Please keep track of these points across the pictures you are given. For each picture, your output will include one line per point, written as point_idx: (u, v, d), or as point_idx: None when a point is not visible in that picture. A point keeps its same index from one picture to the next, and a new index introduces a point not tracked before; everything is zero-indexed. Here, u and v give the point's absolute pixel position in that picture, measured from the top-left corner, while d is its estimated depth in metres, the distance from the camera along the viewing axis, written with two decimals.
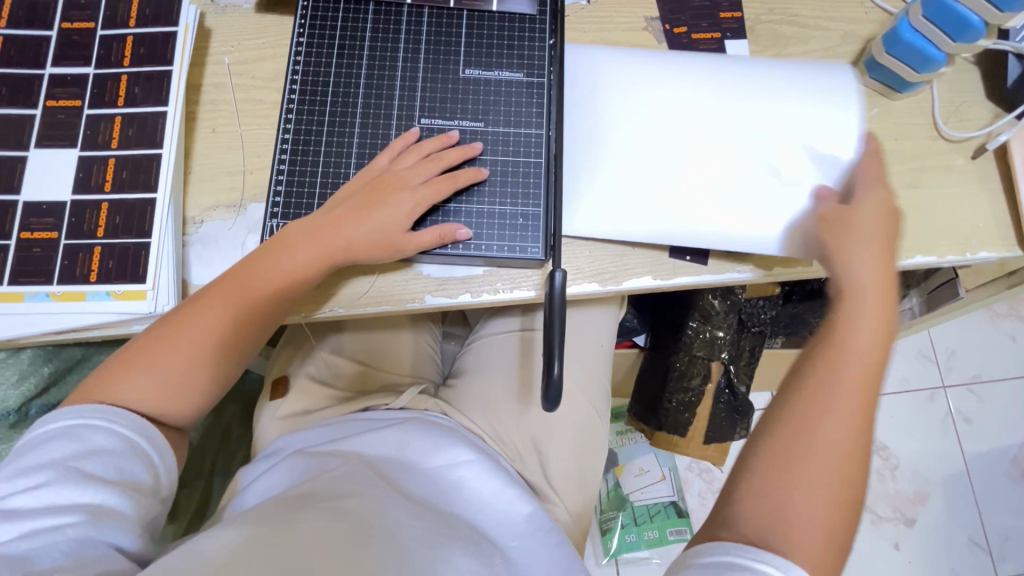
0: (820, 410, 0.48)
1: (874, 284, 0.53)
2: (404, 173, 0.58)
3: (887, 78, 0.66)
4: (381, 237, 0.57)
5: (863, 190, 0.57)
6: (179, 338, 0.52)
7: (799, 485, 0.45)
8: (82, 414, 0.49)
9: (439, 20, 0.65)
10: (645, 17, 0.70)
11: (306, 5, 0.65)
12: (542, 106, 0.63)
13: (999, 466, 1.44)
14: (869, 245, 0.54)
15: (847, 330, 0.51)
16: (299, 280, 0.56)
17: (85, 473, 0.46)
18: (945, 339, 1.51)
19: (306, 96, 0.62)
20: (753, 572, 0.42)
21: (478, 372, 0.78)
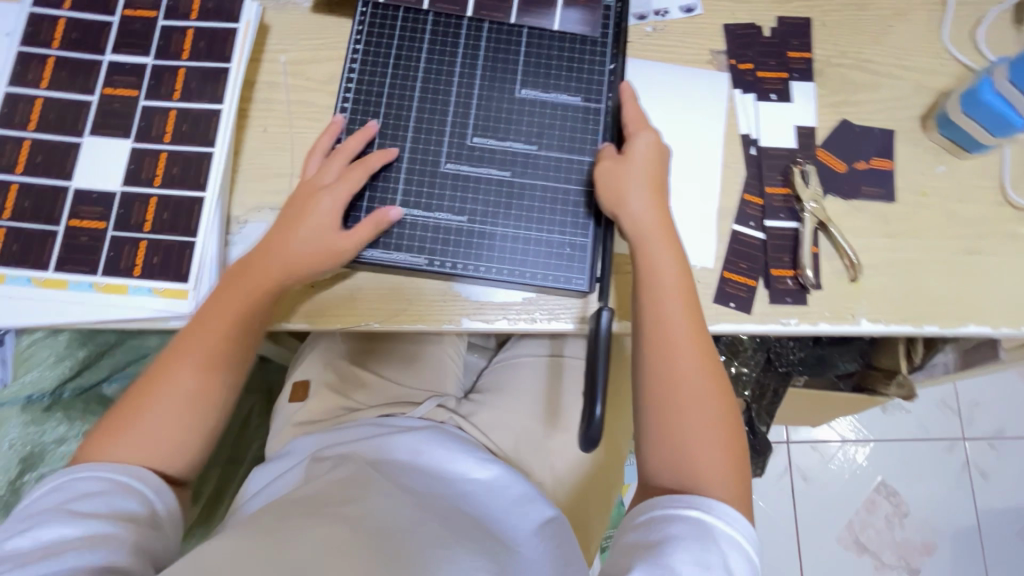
0: (665, 379, 0.53)
1: (656, 224, 0.56)
2: (318, 176, 0.58)
3: (958, 137, 0.64)
4: (324, 236, 0.55)
5: (631, 135, 0.59)
6: (163, 391, 0.52)
7: (686, 422, 0.52)
8: (72, 470, 0.48)
9: (499, 36, 0.63)
10: (710, 50, 0.68)
11: (366, 10, 0.63)
12: (597, 134, 0.62)
13: (1011, 525, 1.42)
14: (649, 193, 0.57)
15: (649, 296, 0.55)
16: (267, 289, 0.55)
17: (75, 512, 0.45)
18: (971, 391, 1.47)
19: (360, 105, 0.61)
20: (677, 517, 0.48)
21: (502, 392, 0.77)
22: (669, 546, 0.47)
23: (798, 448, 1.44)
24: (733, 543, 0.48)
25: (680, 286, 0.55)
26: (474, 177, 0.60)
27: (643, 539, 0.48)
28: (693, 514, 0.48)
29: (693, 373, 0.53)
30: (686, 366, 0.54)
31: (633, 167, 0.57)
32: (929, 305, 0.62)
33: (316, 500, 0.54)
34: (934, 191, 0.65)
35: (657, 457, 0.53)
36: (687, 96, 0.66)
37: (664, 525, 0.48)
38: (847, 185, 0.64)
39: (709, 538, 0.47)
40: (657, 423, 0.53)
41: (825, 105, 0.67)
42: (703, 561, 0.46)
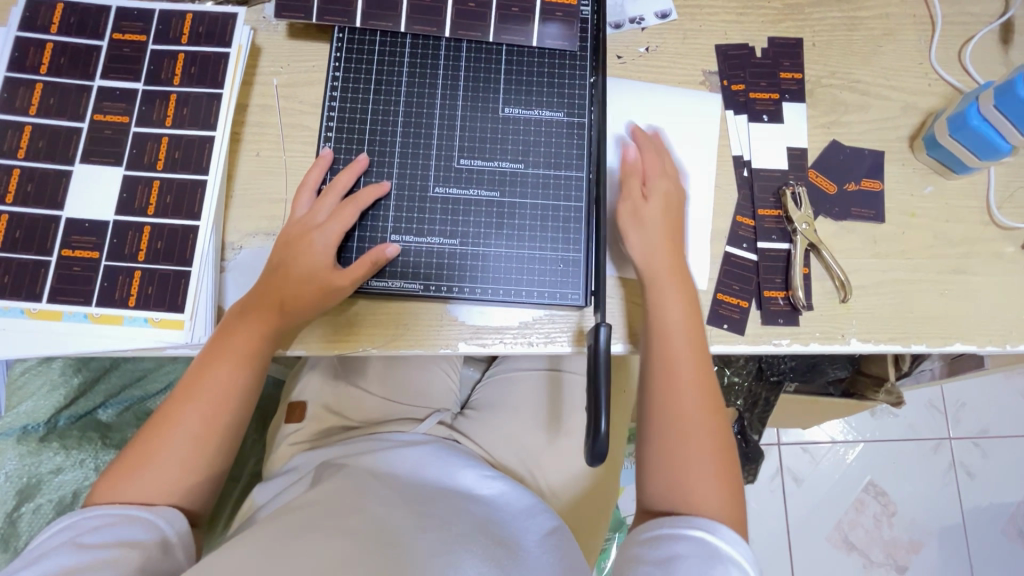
0: (668, 403, 0.56)
1: (665, 264, 0.58)
2: (310, 216, 0.57)
3: (946, 159, 0.65)
4: (320, 273, 0.55)
5: (650, 183, 0.61)
6: (171, 429, 0.52)
7: (686, 451, 0.54)
8: (72, 512, 0.48)
9: (478, 55, 0.62)
10: (703, 70, 0.68)
11: (341, 33, 0.62)
12: (583, 148, 0.61)
13: (996, 522, 1.45)
14: (662, 231, 0.59)
15: (654, 317, 0.58)
16: (272, 327, 0.55)
17: (84, 544, 0.46)
18: (956, 392, 1.50)
19: (344, 134, 0.60)
20: (683, 538, 0.50)
21: (500, 408, 0.78)
22: (674, 564, 0.48)
23: (789, 449, 1.47)
24: (737, 564, 0.49)
25: (685, 311, 0.58)
26: (464, 200, 0.59)
27: (648, 555, 0.50)
28: (697, 534, 0.50)
29: (696, 402, 0.56)
30: (690, 395, 0.56)
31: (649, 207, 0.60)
32: (917, 325, 0.64)
33: (319, 508, 0.54)
34: (922, 212, 0.66)
35: (654, 473, 0.55)
36: (681, 117, 0.66)
37: (669, 544, 0.50)
38: (837, 207, 0.65)
39: (713, 557, 0.49)
40: (660, 444, 0.55)
41: (815, 126, 0.67)
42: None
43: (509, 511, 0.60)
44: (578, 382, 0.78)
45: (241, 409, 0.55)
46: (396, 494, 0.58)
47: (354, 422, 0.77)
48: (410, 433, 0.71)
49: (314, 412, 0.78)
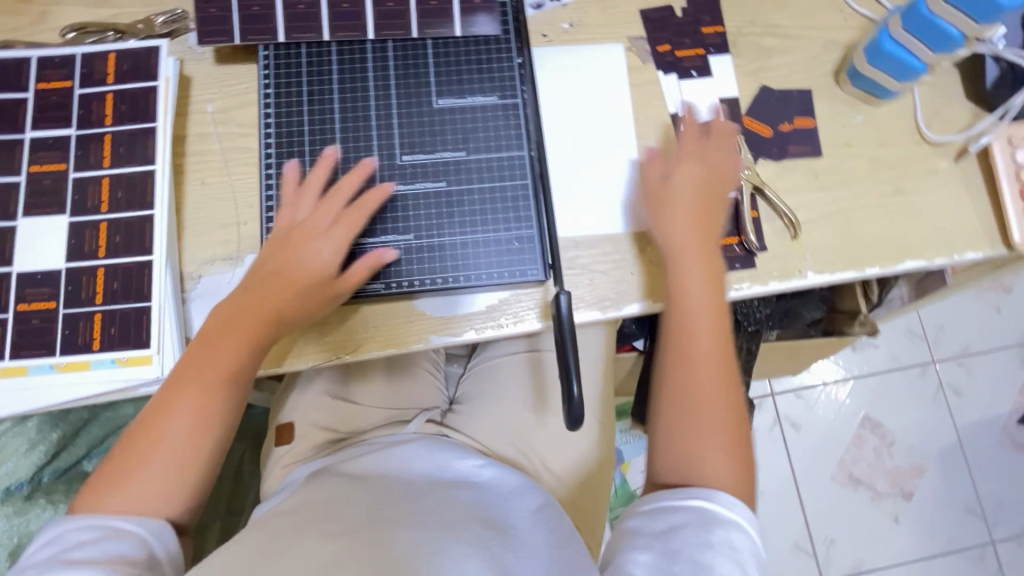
0: (680, 375, 0.56)
1: (682, 241, 0.59)
2: (309, 219, 0.57)
3: (870, 88, 0.67)
4: (315, 283, 0.56)
5: (677, 165, 0.63)
6: (153, 445, 0.51)
7: (696, 424, 0.55)
8: (65, 523, 0.48)
9: (405, 53, 0.63)
10: (628, 37, 0.69)
11: (267, 51, 0.62)
12: (521, 126, 0.62)
13: (991, 435, 1.49)
14: (687, 206, 0.60)
15: (680, 295, 0.58)
16: (259, 342, 0.54)
17: (70, 562, 0.45)
18: (933, 316, 1.54)
19: (284, 149, 0.61)
20: (682, 508, 0.52)
21: (487, 398, 0.79)
22: (675, 533, 0.51)
23: (783, 398, 1.49)
24: (738, 525, 0.51)
25: (709, 285, 0.58)
26: (411, 195, 0.60)
27: (647, 528, 0.52)
28: (696, 503, 0.52)
29: (711, 374, 0.56)
30: (706, 367, 0.56)
31: (683, 180, 0.62)
32: (866, 249, 0.66)
33: (303, 514, 0.55)
34: (856, 141, 0.68)
35: (663, 444, 0.56)
36: (613, 84, 0.68)
37: (668, 515, 0.52)
38: (776, 148, 0.67)
39: (712, 523, 0.51)
40: (672, 418, 0.56)
41: (743, 74, 0.69)
42: (707, 542, 0.49)
43: (499, 491, 0.62)
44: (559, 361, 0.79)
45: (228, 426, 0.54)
46: (386, 491, 0.59)
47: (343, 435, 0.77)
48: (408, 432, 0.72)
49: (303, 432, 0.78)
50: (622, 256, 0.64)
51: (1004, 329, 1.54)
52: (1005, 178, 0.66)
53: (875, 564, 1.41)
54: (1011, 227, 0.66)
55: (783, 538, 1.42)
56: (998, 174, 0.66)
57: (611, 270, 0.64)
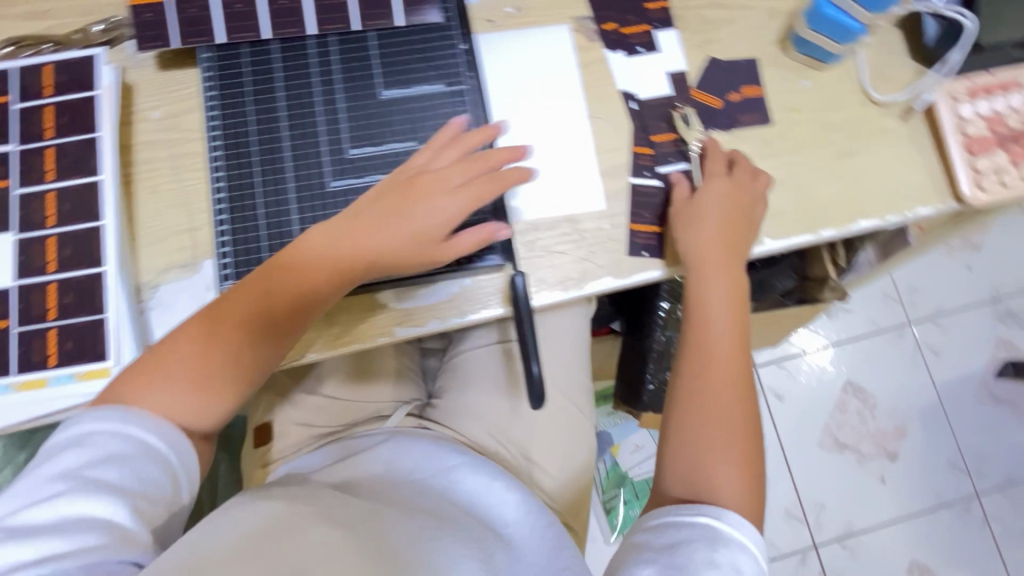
0: (699, 388, 0.59)
1: (708, 255, 0.63)
2: (439, 172, 0.57)
3: (814, 52, 0.68)
4: (408, 241, 0.57)
5: (705, 184, 0.64)
6: (209, 348, 0.53)
7: (710, 441, 0.58)
8: (97, 412, 0.49)
9: (348, 47, 0.63)
10: (574, 16, 0.69)
11: (207, 53, 0.62)
12: (469, 113, 0.63)
13: (969, 391, 1.52)
14: (716, 224, 0.63)
15: (701, 309, 0.62)
16: (333, 285, 0.56)
17: (96, 482, 0.46)
18: (906, 278, 1.56)
19: (231, 149, 0.60)
20: (688, 525, 0.53)
21: (465, 389, 0.82)
22: (680, 547, 0.52)
23: (765, 370, 1.51)
24: (743, 547, 0.52)
25: (730, 306, 0.62)
26: (364, 188, 0.60)
27: (653, 542, 0.53)
28: (702, 520, 0.53)
29: (729, 392, 0.59)
30: (724, 383, 0.60)
31: (713, 197, 0.63)
32: (821, 212, 0.67)
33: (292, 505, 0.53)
34: (804, 106, 0.69)
35: (676, 452, 0.59)
36: (561, 64, 0.68)
37: (674, 530, 0.53)
38: (725, 118, 0.68)
39: (718, 541, 0.51)
40: (686, 428, 0.59)
41: (690, 47, 0.70)
42: (712, 561, 0.50)
43: (494, 494, 0.66)
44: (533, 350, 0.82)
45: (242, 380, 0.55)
46: (381, 495, 0.61)
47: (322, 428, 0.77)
48: (379, 432, 0.73)
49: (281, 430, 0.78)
50: (581, 236, 0.65)
51: (975, 286, 1.57)
52: (949, 132, 0.67)
53: (867, 525, 1.44)
54: (959, 180, 0.67)
55: (774, 507, 1.43)
56: (943, 130, 0.68)
57: (571, 249, 0.64)
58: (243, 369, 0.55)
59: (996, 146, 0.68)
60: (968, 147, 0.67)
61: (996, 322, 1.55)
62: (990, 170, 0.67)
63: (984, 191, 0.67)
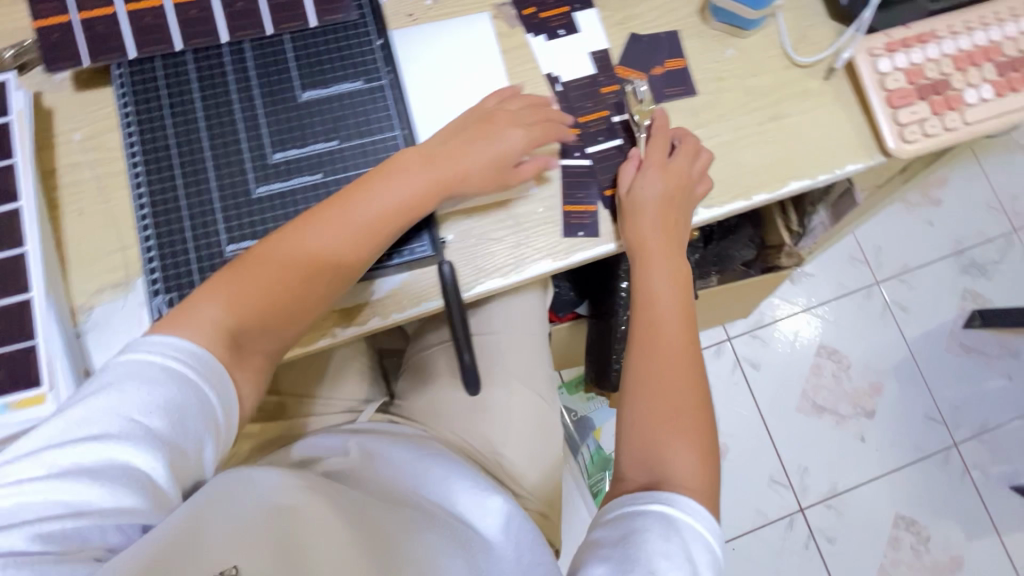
0: (648, 369, 0.60)
1: (656, 242, 0.64)
2: (515, 113, 0.63)
3: (732, 20, 0.69)
4: (495, 167, 0.61)
5: (645, 172, 0.64)
6: (293, 260, 0.55)
7: (663, 427, 0.57)
8: (165, 338, 0.50)
9: (263, 51, 0.62)
10: (493, 4, 0.69)
11: (120, 70, 0.61)
12: (389, 107, 0.63)
13: (940, 343, 1.54)
14: (657, 209, 0.63)
15: (646, 294, 0.63)
16: (412, 210, 0.58)
17: (146, 430, 0.46)
18: (870, 238, 1.58)
19: (151, 164, 0.60)
20: (642, 513, 0.51)
21: (427, 384, 0.83)
22: (633, 537, 0.50)
23: (740, 340, 1.53)
24: (696, 534, 0.51)
25: (674, 289, 0.63)
26: (289, 191, 0.60)
27: (607, 537, 0.51)
28: (656, 508, 0.51)
29: (679, 369, 0.59)
30: (672, 361, 0.60)
31: (650, 188, 0.63)
32: (752, 177, 0.68)
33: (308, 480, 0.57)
34: (729, 74, 0.70)
35: (630, 437, 0.58)
36: (484, 50, 0.67)
37: (629, 520, 0.51)
38: (651, 93, 0.69)
39: (671, 529, 0.50)
40: (639, 414, 0.58)
41: (611, 26, 0.70)
42: (666, 551, 0.48)
43: (461, 484, 0.65)
44: (489, 340, 0.84)
45: (299, 309, 0.56)
46: (357, 493, 0.61)
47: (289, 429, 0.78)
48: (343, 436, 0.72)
49: (245, 430, 0.77)
50: (516, 221, 0.65)
51: (938, 240, 1.59)
52: (871, 88, 0.68)
53: (850, 484, 1.45)
54: (883, 134, 0.68)
55: (758, 474, 1.45)
56: (864, 86, 0.69)
57: (507, 236, 0.65)
58: (299, 296, 0.56)
59: (918, 98, 0.68)
60: (890, 101, 0.68)
61: (961, 274, 1.58)
62: (913, 122, 0.68)
63: (909, 142, 0.67)
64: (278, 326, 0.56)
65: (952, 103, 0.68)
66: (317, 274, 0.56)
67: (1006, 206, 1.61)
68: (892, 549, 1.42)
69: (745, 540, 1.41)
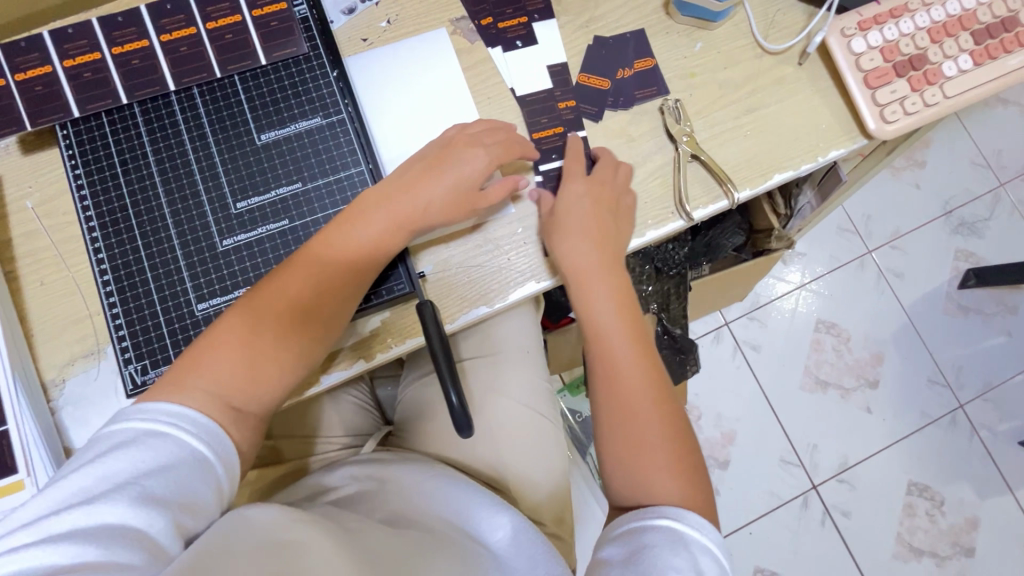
0: (615, 408, 0.56)
1: (597, 264, 0.60)
2: (473, 134, 0.60)
3: (699, 13, 0.66)
4: (464, 189, 0.59)
5: (564, 188, 0.62)
6: (265, 316, 0.54)
7: (644, 449, 0.55)
8: (156, 404, 0.49)
9: (213, 96, 0.60)
10: (450, 19, 0.66)
11: (65, 130, 0.58)
12: (352, 141, 0.60)
13: (938, 306, 1.54)
14: (581, 235, 0.60)
15: (591, 319, 0.60)
16: (384, 249, 0.56)
17: (144, 490, 0.45)
18: (859, 208, 1.57)
19: (109, 228, 0.57)
20: (649, 528, 0.50)
21: (424, 413, 0.81)
22: (642, 553, 0.48)
23: (738, 324, 1.51)
24: (704, 547, 0.49)
25: (618, 313, 0.60)
26: (256, 240, 0.58)
27: (617, 554, 0.49)
28: (663, 523, 0.50)
29: (646, 395, 0.56)
30: (639, 390, 0.57)
31: (573, 202, 0.61)
32: (734, 173, 0.66)
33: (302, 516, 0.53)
34: (700, 69, 0.67)
35: (616, 476, 0.56)
36: (444, 70, 0.64)
37: (639, 536, 0.50)
38: (622, 96, 0.66)
39: (680, 544, 0.48)
40: (616, 445, 0.56)
41: (574, 30, 0.68)
42: (675, 566, 0.46)
43: (469, 503, 0.64)
44: (486, 361, 0.82)
45: (287, 365, 0.54)
46: (371, 527, 0.58)
47: (287, 471, 0.76)
48: (348, 468, 0.70)
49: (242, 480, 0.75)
50: (494, 245, 0.63)
51: (927, 203, 1.57)
52: (847, 69, 0.66)
53: (860, 456, 1.45)
54: (863, 116, 0.66)
55: (769, 457, 1.45)
56: (840, 69, 0.67)
57: (488, 261, 0.63)
58: (281, 350, 0.54)
59: (896, 76, 0.66)
60: (868, 81, 0.66)
61: (952, 234, 1.56)
62: (893, 100, 0.66)
63: (890, 123, 0.65)
64: (268, 384, 0.54)
65: (931, 78, 0.66)
66: (302, 325, 0.54)
67: (991, 161, 1.60)
68: (908, 517, 1.42)
69: (761, 524, 1.41)
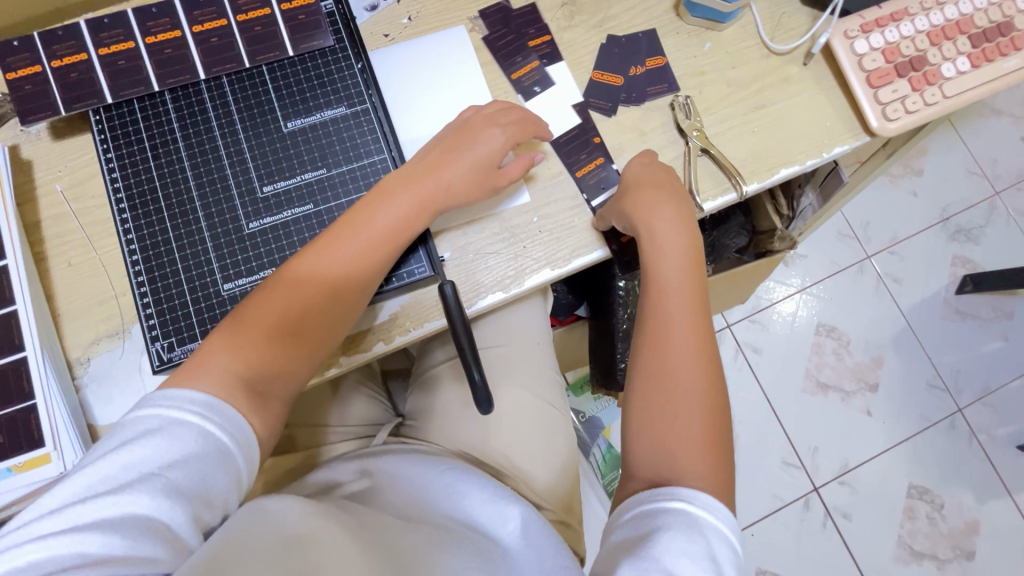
0: (657, 356, 0.59)
1: (675, 221, 0.63)
2: (490, 116, 0.62)
3: (709, 13, 0.69)
4: (483, 170, 0.60)
5: (631, 159, 0.66)
6: (304, 284, 0.55)
7: (676, 421, 0.56)
8: (183, 392, 0.49)
9: (242, 85, 0.62)
10: (469, 18, 0.68)
11: (98, 116, 0.60)
12: (375, 130, 0.63)
13: (936, 311, 1.56)
14: (659, 190, 0.63)
15: (654, 275, 0.62)
16: (413, 226, 0.58)
17: (169, 481, 0.45)
18: (859, 214, 1.60)
19: (139, 209, 0.59)
20: (664, 511, 0.50)
21: (436, 402, 0.82)
22: (655, 535, 0.48)
23: (739, 327, 1.53)
24: (718, 532, 0.49)
25: (684, 270, 0.62)
26: (282, 224, 0.59)
27: (631, 538, 0.50)
28: (677, 506, 0.50)
29: (689, 361, 0.58)
30: (681, 354, 0.58)
31: (642, 169, 0.65)
32: (742, 167, 0.68)
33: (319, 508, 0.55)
34: (709, 67, 0.70)
35: (638, 430, 0.58)
36: (464, 65, 0.67)
37: (652, 518, 0.50)
38: (634, 93, 0.69)
39: (695, 528, 0.49)
40: (645, 412, 0.58)
41: (589, 29, 0.70)
42: (688, 550, 0.47)
43: (480, 497, 0.63)
44: (499, 351, 0.83)
45: (319, 335, 0.56)
46: (385, 522, 0.59)
47: (299, 459, 0.77)
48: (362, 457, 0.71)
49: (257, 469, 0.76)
50: (510, 232, 0.65)
51: (925, 210, 1.61)
52: (850, 69, 0.69)
53: (861, 459, 1.46)
54: (866, 114, 0.69)
55: (770, 458, 1.46)
56: (844, 69, 0.69)
57: (503, 248, 0.64)
58: (314, 320, 0.56)
59: (897, 76, 0.69)
60: (870, 81, 0.68)
61: (950, 240, 1.59)
62: (895, 99, 0.68)
63: (892, 120, 0.68)
64: (297, 356, 0.56)
65: (930, 78, 0.69)
66: (334, 295, 0.56)
67: (987, 171, 1.63)
68: (908, 519, 1.43)
69: (763, 526, 1.42)
